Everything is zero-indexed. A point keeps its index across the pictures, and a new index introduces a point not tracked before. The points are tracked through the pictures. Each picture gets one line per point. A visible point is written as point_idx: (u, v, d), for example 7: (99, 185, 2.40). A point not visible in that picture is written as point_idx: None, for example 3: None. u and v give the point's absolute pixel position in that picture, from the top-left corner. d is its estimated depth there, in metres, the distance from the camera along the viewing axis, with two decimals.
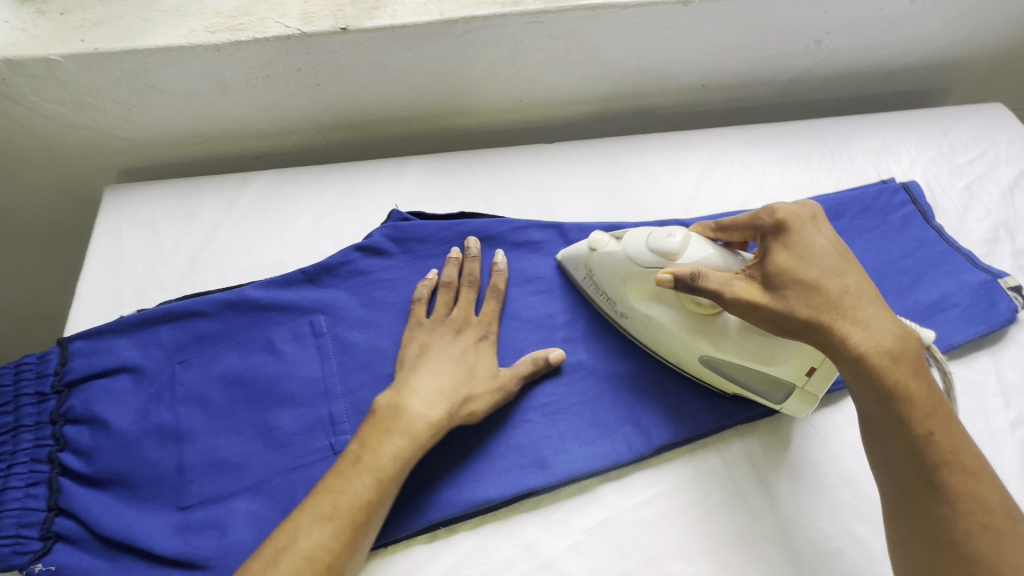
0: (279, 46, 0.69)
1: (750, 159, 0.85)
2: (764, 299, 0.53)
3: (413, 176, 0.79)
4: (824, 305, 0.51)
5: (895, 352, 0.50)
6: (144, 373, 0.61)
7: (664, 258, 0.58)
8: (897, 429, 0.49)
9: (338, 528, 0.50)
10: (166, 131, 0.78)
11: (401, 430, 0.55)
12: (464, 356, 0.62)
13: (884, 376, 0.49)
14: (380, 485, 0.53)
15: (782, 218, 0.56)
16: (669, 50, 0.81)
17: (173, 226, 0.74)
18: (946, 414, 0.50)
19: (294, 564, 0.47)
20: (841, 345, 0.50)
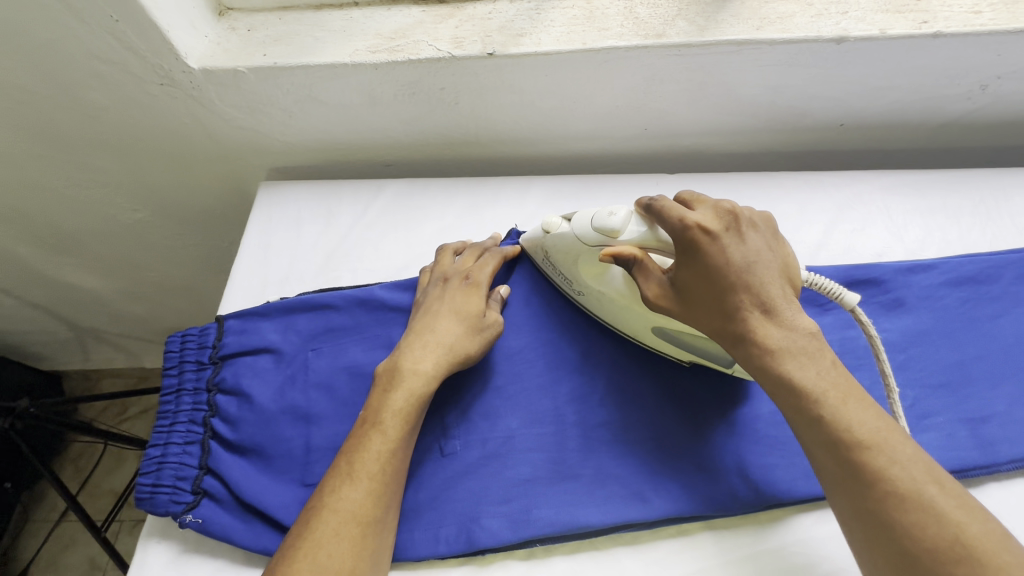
0: (429, 67, 0.74)
1: (889, 208, 0.80)
2: (675, 309, 0.54)
3: (535, 196, 0.82)
4: (717, 304, 0.50)
5: (782, 344, 0.48)
6: (282, 355, 0.68)
7: (607, 237, 0.57)
8: (796, 420, 0.47)
9: (358, 481, 0.53)
10: (318, 137, 0.87)
11: (400, 386, 0.59)
12: (448, 300, 0.66)
13: (778, 369, 0.47)
14: (388, 438, 0.56)
15: (688, 227, 0.52)
16: (811, 88, 0.78)
17: (315, 223, 0.82)
18: (847, 395, 0.45)
19: (330, 518, 0.51)
20: (735, 337, 0.50)
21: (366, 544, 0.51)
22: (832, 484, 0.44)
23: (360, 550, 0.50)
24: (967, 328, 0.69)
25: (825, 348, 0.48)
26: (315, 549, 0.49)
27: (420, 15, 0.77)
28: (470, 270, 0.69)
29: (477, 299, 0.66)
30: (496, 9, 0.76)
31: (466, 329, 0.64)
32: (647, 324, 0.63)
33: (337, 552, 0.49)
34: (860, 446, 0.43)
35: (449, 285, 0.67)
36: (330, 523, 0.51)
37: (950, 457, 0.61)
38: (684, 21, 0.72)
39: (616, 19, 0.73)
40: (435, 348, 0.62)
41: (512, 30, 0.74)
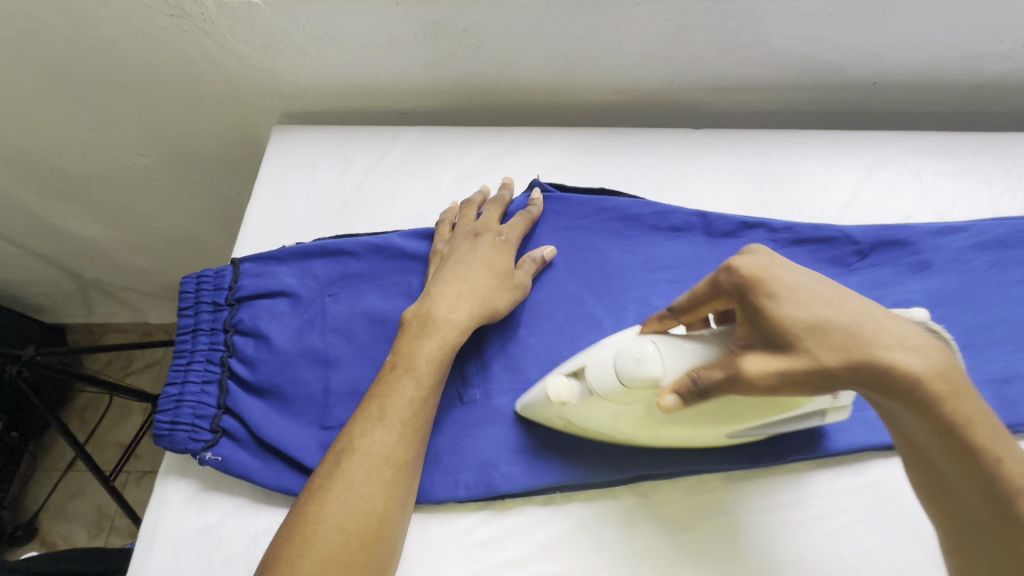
0: (453, 5, 0.71)
1: (920, 169, 0.78)
2: (785, 363, 0.41)
3: (556, 147, 0.80)
4: (853, 343, 0.40)
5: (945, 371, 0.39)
6: (299, 299, 0.67)
7: (651, 386, 0.46)
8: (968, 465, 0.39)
9: (389, 425, 0.54)
10: (332, 80, 0.83)
11: (433, 334, 0.59)
12: (483, 257, 0.65)
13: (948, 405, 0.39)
14: (420, 384, 0.56)
15: (748, 272, 0.44)
16: (847, 41, 0.75)
17: (330, 169, 0.80)
18: (1007, 433, 0.40)
19: (357, 459, 0.52)
20: (886, 381, 0.39)
21: (397, 486, 0.52)
22: (1020, 536, 0.38)
23: (391, 492, 0.52)
24: (994, 292, 0.68)
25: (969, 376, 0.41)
26: (348, 490, 0.50)
27: None
28: (502, 230, 0.69)
29: (508, 257, 0.66)
30: None
31: (500, 287, 0.64)
32: (721, 434, 0.56)
33: (370, 494, 0.51)
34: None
35: (482, 243, 0.67)
36: (362, 466, 0.52)
37: None
38: None
39: None
40: (469, 302, 0.61)
41: None
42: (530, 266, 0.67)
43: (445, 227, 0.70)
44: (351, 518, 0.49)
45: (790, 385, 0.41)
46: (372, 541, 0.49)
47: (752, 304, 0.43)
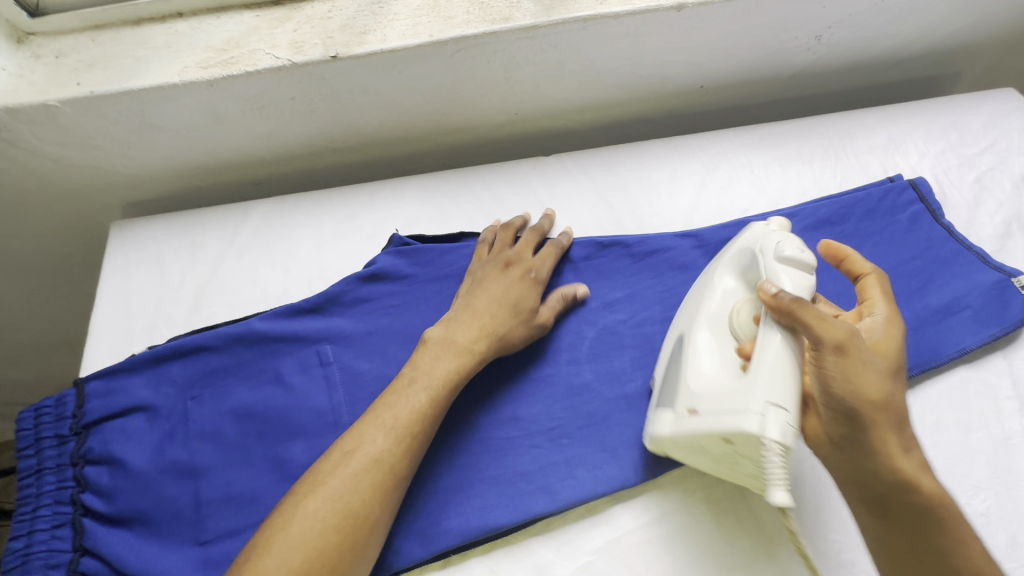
0: (271, 77, 0.70)
1: (751, 162, 0.84)
2: (861, 371, 0.48)
3: (413, 198, 0.80)
4: (891, 415, 0.49)
5: (943, 497, 0.49)
6: (157, 411, 0.63)
7: (773, 260, 0.55)
8: (900, 533, 0.49)
9: (398, 435, 0.56)
10: (167, 165, 0.80)
11: (450, 356, 0.62)
12: (509, 290, 0.67)
13: (927, 511, 0.48)
14: (432, 401, 0.59)
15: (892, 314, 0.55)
16: (664, 56, 0.80)
17: (179, 260, 0.76)
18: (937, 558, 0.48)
19: (363, 463, 0.54)
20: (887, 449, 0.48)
21: (392, 494, 0.55)
22: None
23: (386, 500, 0.54)
24: None
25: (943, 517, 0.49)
26: (348, 494, 0.52)
27: (254, 20, 0.73)
28: (535, 263, 0.70)
29: (531, 294, 0.68)
30: (336, 6, 0.73)
31: (519, 325, 0.66)
32: (675, 333, 0.62)
33: (369, 500, 0.53)
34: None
35: (514, 275, 0.69)
36: (368, 472, 0.54)
37: None
38: (530, 2, 0.72)
39: (461, 6, 0.72)
40: (490, 336, 0.64)
41: (356, 28, 0.71)
42: (560, 301, 0.69)
43: (482, 246, 0.72)
44: (347, 521, 0.52)
45: (846, 382, 0.48)
46: (359, 547, 0.52)
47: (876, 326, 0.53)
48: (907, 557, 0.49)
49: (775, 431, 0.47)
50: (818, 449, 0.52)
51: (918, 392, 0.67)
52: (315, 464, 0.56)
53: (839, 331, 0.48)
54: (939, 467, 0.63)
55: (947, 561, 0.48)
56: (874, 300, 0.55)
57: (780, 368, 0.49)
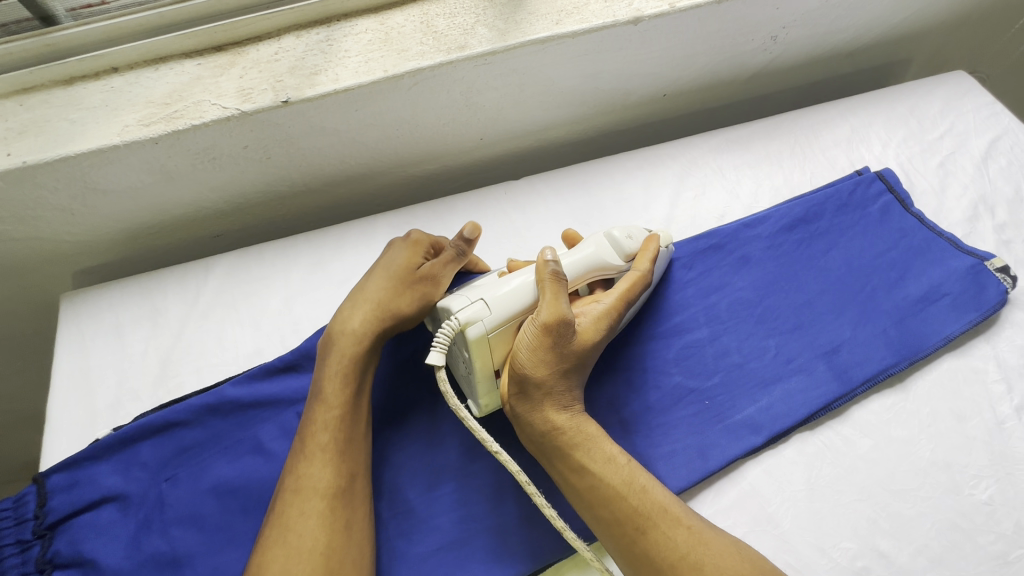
0: (220, 128, 0.66)
1: (722, 167, 0.83)
2: (541, 348, 0.56)
3: (383, 237, 0.77)
4: (554, 381, 0.57)
5: (595, 438, 0.56)
6: (129, 499, 0.59)
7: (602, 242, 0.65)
8: (568, 474, 0.55)
9: (313, 456, 0.55)
10: (118, 227, 0.75)
11: (333, 350, 0.60)
12: (383, 262, 0.64)
13: (583, 449, 0.55)
14: (333, 408, 0.57)
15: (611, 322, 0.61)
16: (625, 69, 0.79)
17: (139, 329, 0.71)
18: (596, 488, 0.53)
19: (289, 498, 0.54)
20: (540, 405, 0.57)
21: (337, 514, 0.53)
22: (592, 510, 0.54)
23: (330, 526, 0.52)
24: (806, 268, 0.74)
25: (593, 459, 0.55)
26: (287, 534, 0.52)
27: (196, 69, 0.69)
28: (416, 231, 0.67)
29: (413, 261, 0.64)
30: (282, 47, 0.70)
31: (399, 294, 0.62)
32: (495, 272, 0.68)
33: (308, 529, 0.52)
34: (642, 512, 0.52)
35: (400, 240, 0.66)
36: (297, 505, 0.53)
37: (814, 396, 0.66)
38: (484, 28, 0.70)
39: (414, 37, 0.70)
40: (365, 305, 0.61)
41: (305, 69, 0.68)
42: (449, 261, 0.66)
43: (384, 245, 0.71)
44: (295, 561, 0.50)
45: (524, 351, 0.56)
46: None
47: (596, 328, 0.60)
48: (579, 497, 0.55)
49: (466, 313, 0.56)
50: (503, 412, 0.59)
51: (909, 385, 0.67)
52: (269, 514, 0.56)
53: (552, 312, 0.56)
54: (939, 460, 0.63)
55: (604, 492, 0.53)
56: (617, 290, 0.63)
57: (505, 299, 0.57)
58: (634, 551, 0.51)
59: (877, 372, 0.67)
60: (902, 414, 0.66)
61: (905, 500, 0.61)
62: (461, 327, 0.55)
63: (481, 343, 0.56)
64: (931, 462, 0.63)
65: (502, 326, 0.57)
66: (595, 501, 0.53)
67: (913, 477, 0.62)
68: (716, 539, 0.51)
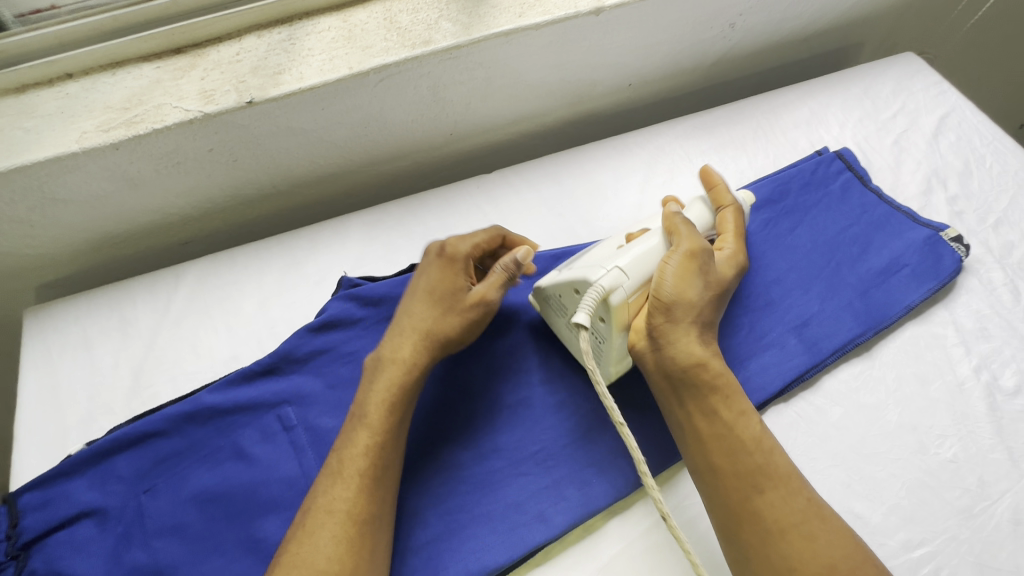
0: (183, 131, 0.65)
1: (689, 152, 0.85)
2: (690, 279, 0.59)
3: (356, 236, 0.77)
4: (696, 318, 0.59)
5: (734, 389, 0.57)
6: (107, 513, 0.57)
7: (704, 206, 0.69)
8: (698, 414, 0.55)
9: (349, 478, 0.54)
10: (81, 238, 0.73)
11: (382, 375, 0.60)
12: (427, 286, 0.64)
13: (719, 395, 0.56)
14: (374, 432, 0.56)
15: (736, 265, 0.65)
16: (590, 60, 0.80)
17: (109, 340, 0.69)
18: (725, 439, 0.54)
19: (319, 519, 0.52)
20: (683, 341, 0.57)
21: (365, 538, 0.52)
22: (714, 458, 0.53)
23: (357, 550, 0.51)
24: (775, 247, 0.77)
25: (731, 407, 0.55)
26: (314, 555, 0.50)
27: (155, 73, 0.68)
28: (457, 243, 0.66)
29: (456, 281, 0.64)
30: (243, 48, 0.69)
31: (444, 320, 0.62)
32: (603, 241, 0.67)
33: (335, 553, 0.50)
34: (767, 470, 0.52)
35: (435, 254, 0.65)
36: (326, 526, 0.52)
37: (786, 369, 0.68)
38: (448, 22, 0.70)
39: (378, 34, 0.70)
40: (415, 332, 0.62)
41: (268, 68, 0.67)
42: (494, 281, 0.65)
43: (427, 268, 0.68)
44: None
45: (672, 283, 0.58)
46: None
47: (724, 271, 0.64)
48: (703, 439, 0.55)
49: (607, 279, 0.56)
50: (631, 343, 0.59)
51: (875, 353, 0.70)
52: (285, 538, 0.54)
53: (693, 242, 0.60)
54: (906, 422, 0.66)
55: (734, 440, 0.53)
56: (729, 237, 0.67)
57: (640, 257, 0.59)
58: (744, 509, 0.50)
59: (845, 343, 0.69)
60: (870, 380, 0.68)
61: (876, 463, 0.64)
62: (605, 293, 0.55)
63: (622, 307, 0.57)
64: (899, 425, 0.66)
65: (639, 289, 0.58)
66: (719, 447, 0.53)
67: (883, 441, 0.65)
68: (836, 519, 0.50)
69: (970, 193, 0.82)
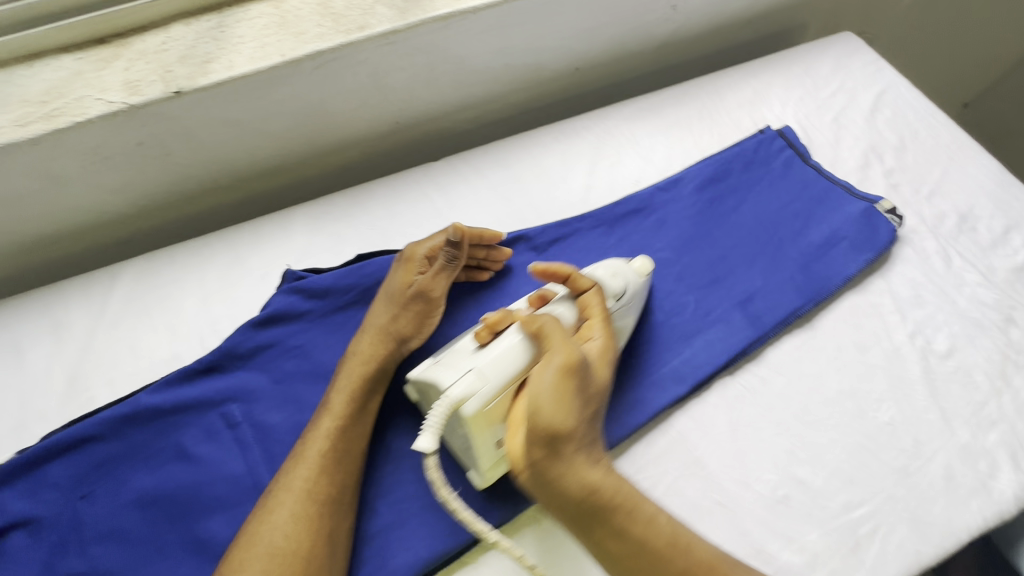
0: (109, 124, 0.63)
1: (635, 134, 0.86)
2: (564, 398, 0.50)
3: (301, 228, 0.75)
4: (583, 435, 0.51)
5: (635, 492, 0.52)
6: (42, 522, 0.56)
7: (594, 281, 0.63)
8: (610, 539, 0.50)
9: (311, 459, 0.55)
10: (7, 240, 0.70)
11: (347, 366, 0.61)
12: (387, 291, 0.65)
13: (627, 508, 0.50)
14: (337, 417, 0.58)
15: (607, 362, 0.57)
16: (533, 44, 0.80)
17: (40, 346, 0.66)
18: (643, 552, 0.49)
19: (280, 498, 0.53)
20: (575, 470, 0.49)
21: (324, 519, 0.53)
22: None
23: (315, 529, 0.52)
24: (720, 225, 0.78)
25: (638, 522, 0.50)
26: (273, 533, 0.51)
27: (76, 64, 0.65)
28: (416, 246, 0.67)
29: (410, 280, 0.65)
30: (170, 37, 0.67)
31: (402, 318, 0.63)
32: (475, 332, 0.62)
33: (292, 531, 0.51)
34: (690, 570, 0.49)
35: (398, 259, 0.67)
36: (287, 505, 0.53)
37: (731, 342, 0.69)
38: (384, 8, 0.69)
39: (311, 19, 0.68)
40: (377, 329, 0.63)
41: (197, 57, 0.65)
42: (442, 272, 0.65)
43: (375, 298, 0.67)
44: (274, 561, 0.50)
45: (546, 411, 0.49)
46: None
47: (598, 372, 0.56)
48: (624, 563, 0.50)
49: (459, 388, 0.52)
50: (519, 474, 0.51)
51: (816, 324, 0.72)
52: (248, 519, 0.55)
53: (568, 353, 0.52)
54: (846, 389, 0.68)
55: (653, 555, 0.49)
56: (601, 326, 0.59)
57: (498, 360, 0.54)
58: None
59: (787, 315, 0.71)
60: (812, 350, 0.70)
61: (818, 430, 0.65)
62: (455, 405, 0.51)
63: (479, 416, 0.52)
64: (839, 392, 0.68)
65: (498, 394, 0.53)
66: (640, 563, 0.49)
67: (824, 408, 0.67)
68: None
69: (905, 166, 0.85)
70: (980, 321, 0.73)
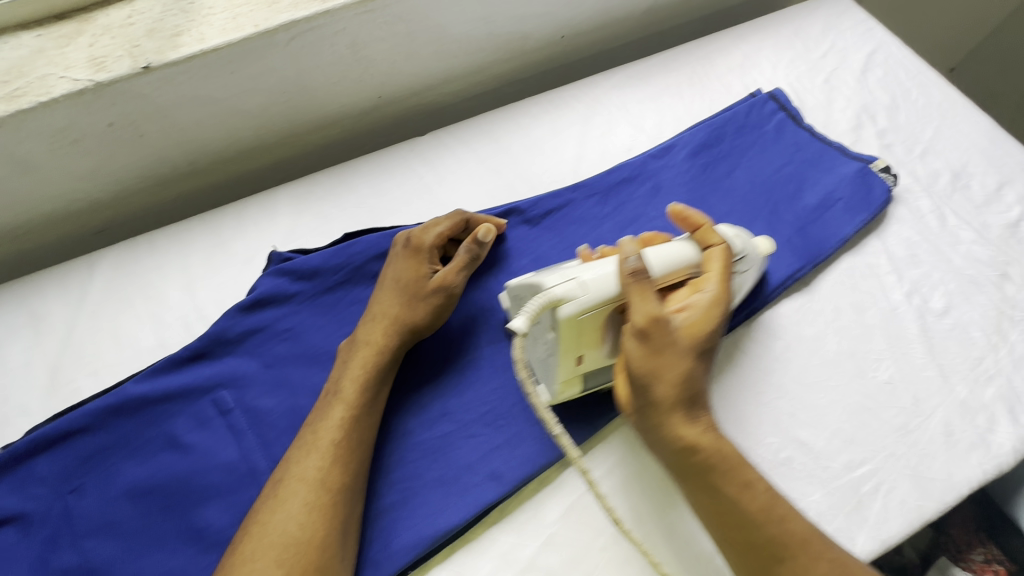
0: (75, 104, 0.60)
1: (625, 102, 0.84)
2: (649, 358, 0.52)
3: (286, 209, 0.73)
4: (675, 396, 0.52)
5: (733, 456, 0.52)
6: (31, 518, 0.54)
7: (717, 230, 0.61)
8: (701, 495, 0.51)
9: (323, 448, 0.53)
10: None
11: (355, 356, 0.59)
12: (396, 278, 0.62)
13: (719, 471, 0.51)
14: (351, 406, 0.56)
15: (710, 317, 0.55)
16: (518, 10, 0.77)
17: (17, 339, 0.64)
18: (735, 510, 0.50)
19: (292, 488, 0.51)
20: (668, 425, 0.52)
21: (338, 507, 0.51)
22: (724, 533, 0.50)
23: (329, 518, 0.50)
24: (714, 191, 0.77)
25: (734, 483, 0.50)
26: (285, 522, 0.50)
27: (37, 41, 0.62)
28: (422, 233, 0.64)
29: (420, 271, 0.62)
30: (136, 10, 0.64)
31: (412, 308, 0.61)
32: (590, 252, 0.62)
33: (306, 522, 0.50)
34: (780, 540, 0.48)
35: (401, 246, 0.64)
36: (298, 494, 0.51)
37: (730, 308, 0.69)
38: None
39: None
40: (385, 319, 0.60)
41: (165, 31, 0.62)
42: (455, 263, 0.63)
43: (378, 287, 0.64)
44: (288, 552, 0.48)
45: (635, 367, 0.52)
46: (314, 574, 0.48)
47: (698, 326, 0.54)
48: (714, 520, 0.51)
49: (561, 288, 0.51)
50: (626, 415, 0.57)
51: (814, 287, 0.72)
52: (253, 507, 0.54)
53: (644, 314, 0.51)
54: (845, 350, 0.68)
55: (742, 517, 0.49)
56: (715, 277, 0.56)
57: (603, 275, 0.52)
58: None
59: (785, 278, 0.70)
60: (810, 313, 0.70)
61: (819, 392, 0.65)
62: (552, 303, 0.51)
63: (571, 322, 0.51)
64: (838, 353, 0.67)
65: (596, 307, 0.52)
66: (728, 522, 0.50)
67: (824, 369, 0.66)
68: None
69: (897, 126, 0.84)
70: (975, 279, 0.73)
